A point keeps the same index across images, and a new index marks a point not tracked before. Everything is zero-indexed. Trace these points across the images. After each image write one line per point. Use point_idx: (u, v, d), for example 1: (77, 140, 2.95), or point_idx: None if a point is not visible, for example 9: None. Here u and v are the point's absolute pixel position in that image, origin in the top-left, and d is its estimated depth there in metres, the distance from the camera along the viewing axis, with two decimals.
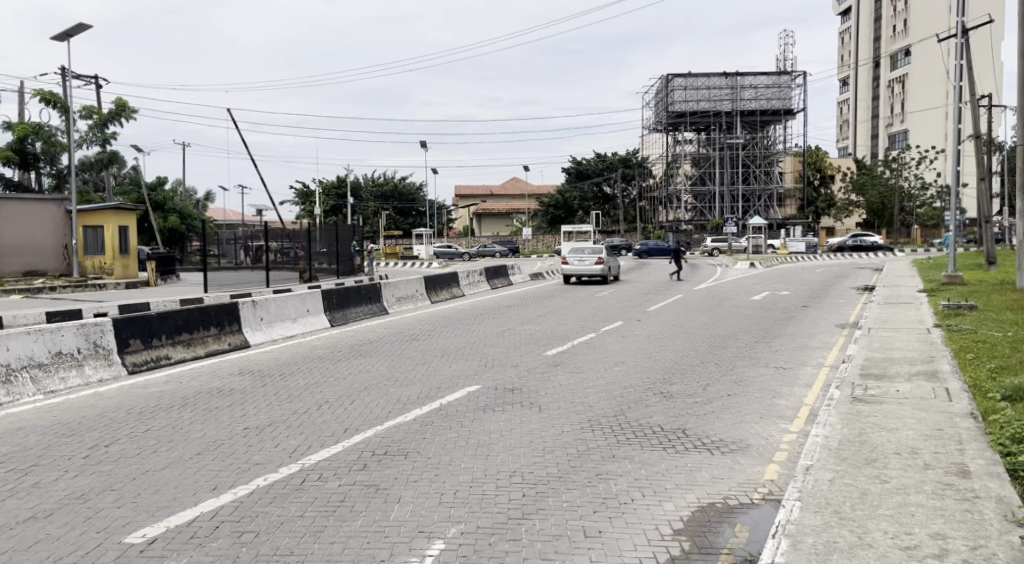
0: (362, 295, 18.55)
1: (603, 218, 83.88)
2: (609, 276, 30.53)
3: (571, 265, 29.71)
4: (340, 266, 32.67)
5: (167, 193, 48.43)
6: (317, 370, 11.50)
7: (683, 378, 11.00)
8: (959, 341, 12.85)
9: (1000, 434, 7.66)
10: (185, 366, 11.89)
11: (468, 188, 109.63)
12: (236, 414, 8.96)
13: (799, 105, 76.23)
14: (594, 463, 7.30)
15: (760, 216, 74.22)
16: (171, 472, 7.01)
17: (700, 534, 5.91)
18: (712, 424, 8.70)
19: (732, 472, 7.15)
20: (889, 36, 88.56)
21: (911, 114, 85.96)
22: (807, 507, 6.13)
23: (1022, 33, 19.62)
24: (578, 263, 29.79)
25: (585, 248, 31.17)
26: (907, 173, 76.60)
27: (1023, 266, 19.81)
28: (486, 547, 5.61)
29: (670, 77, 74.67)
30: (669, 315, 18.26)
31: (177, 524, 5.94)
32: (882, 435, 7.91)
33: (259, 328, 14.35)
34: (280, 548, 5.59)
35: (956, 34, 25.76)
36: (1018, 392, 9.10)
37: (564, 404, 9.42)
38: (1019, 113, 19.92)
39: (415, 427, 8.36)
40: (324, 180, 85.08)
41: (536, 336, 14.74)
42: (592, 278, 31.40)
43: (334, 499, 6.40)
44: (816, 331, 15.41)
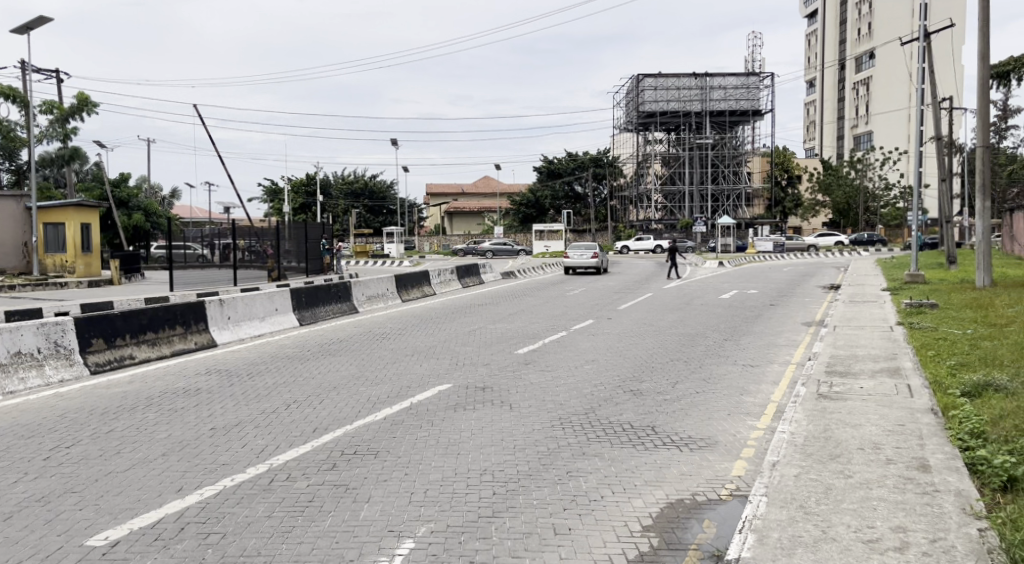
0: (331, 294, 18.48)
1: (574, 217, 84.23)
2: (602, 269, 35.43)
3: (572, 258, 35.22)
4: (309, 265, 32.54)
5: (131, 190, 47.76)
6: (286, 369, 11.47)
7: (652, 376, 11.13)
8: (921, 338, 13.07)
9: (959, 429, 7.87)
10: (149, 366, 11.81)
11: (439, 186, 109.24)
12: (203, 413, 8.95)
13: (767, 106, 76.90)
14: (564, 461, 7.38)
15: (729, 216, 74.76)
16: (135, 472, 7.02)
17: (669, 531, 6.01)
18: (681, 421, 8.82)
19: (700, 469, 7.28)
20: (854, 39, 89.82)
21: (876, 116, 87.15)
22: (772, 503, 6.26)
23: (982, 38, 20.02)
24: (577, 257, 35.28)
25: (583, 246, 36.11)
26: (872, 173, 77.77)
27: (982, 265, 20.11)
28: (456, 547, 5.66)
29: (641, 77, 75.23)
30: (640, 314, 18.38)
31: (141, 526, 5.94)
32: (846, 430, 8.07)
33: (226, 327, 14.29)
34: (246, 549, 5.61)
35: (919, 38, 26.12)
36: (977, 388, 9.32)
37: (536, 403, 9.49)
38: (978, 117, 20.30)
39: (386, 426, 8.41)
40: (293, 177, 84.63)
41: (507, 335, 14.80)
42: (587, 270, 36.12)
43: (302, 499, 6.43)
44: (782, 330, 15.58)
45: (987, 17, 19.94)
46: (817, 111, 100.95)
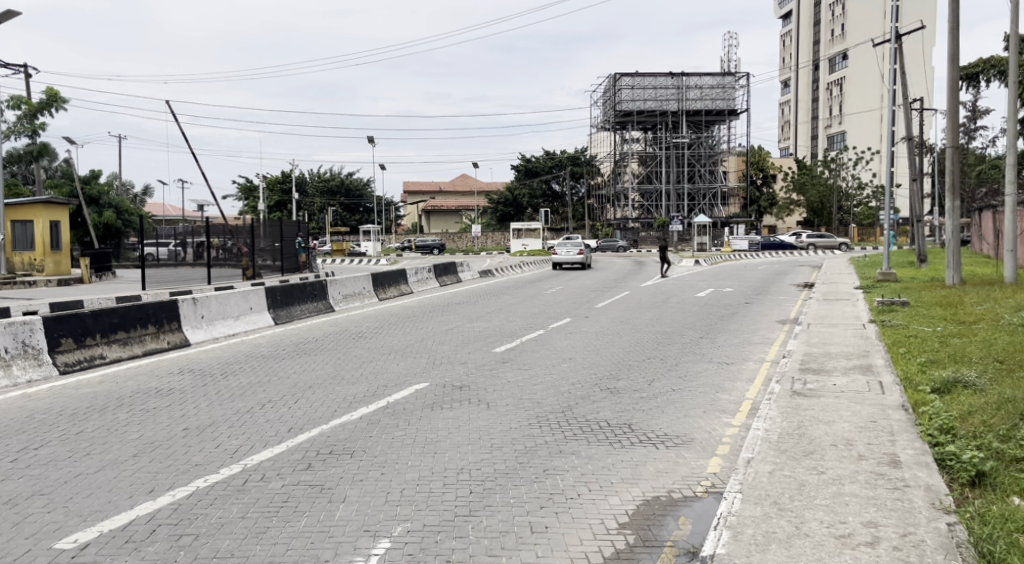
0: (307, 293, 18.45)
1: (552, 215, 84.47)
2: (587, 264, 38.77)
3: (560, 253, 38.69)
4: (285, 263, 32.45)
5: (102, 187, 47.35)
6: (262, 369, 11.43)
7: (628, 373, 11.21)
8: (892, 336, 13.25)
9: (929, 425, 7.98)
10: (121, 366, 11.73)
11: (416, 184, 109.14)
12: (178, 413, 8.93)
13: (742, 105, 77.42)
14: (541, 459, 7.43)
15: (705, 215, 75.23)
16: (105, 474, 6.97)
17: (645, 527, 6.07)
18: (658, 419, 8.91)
19: (675, 465, 7.35)
20: (828, 40, 90.53)
21: (849, 116, 88.04)
22: (746, 499, 6.34)
23: (952, 40, 20.27)
24: (565, 253, 38.77)
25: (570, 244, 39.53)
26: (845, 173, 78.65)
27: (953, 263, 20.39)
28: (432, 546, 5.69)
29: (618, 76, 75.43)
30: (616, 312, 18.50)
31: (111, 529, 5.92)
32: (819, 427, 8.17)
33: (199, 326, 14.21)
34: (219, 551, 5.61)
35: (890, 38, 26.35)
36: (946, 385, 9.47)
37: (512, 401, 9.54)
38: (948, 118, 20.54)
39: (363, 425, 8.43)
40: (269, 175, 84.39)
41: (484, 333, 14.83)
42: (572, 267, 39.62)
43: (277, 499, 6.45)
44: (757, 327, 15.75)
45: (957, 19, 20.22)
46: (792, 110, 101.60)
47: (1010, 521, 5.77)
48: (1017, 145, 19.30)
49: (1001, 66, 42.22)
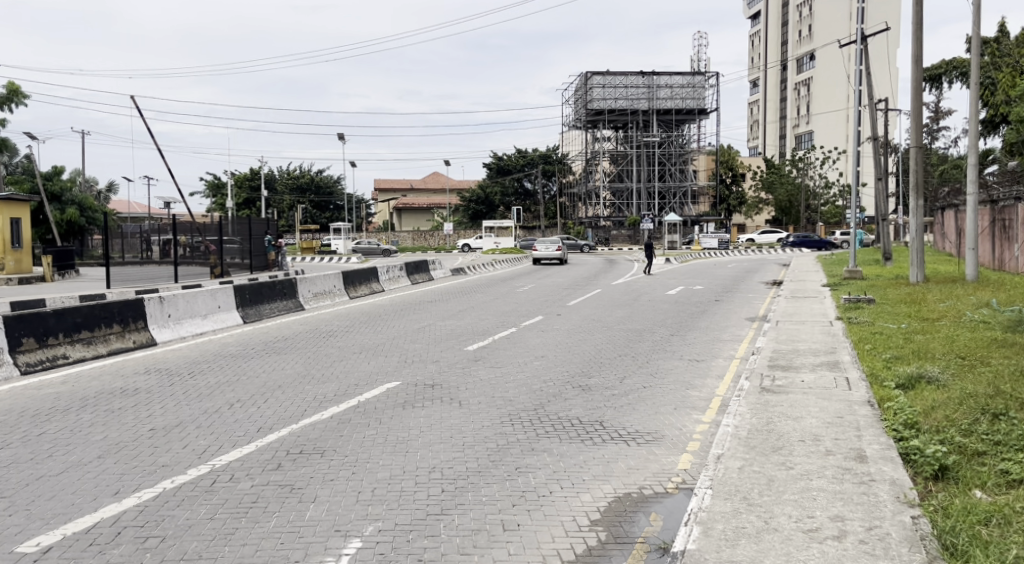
0: (277, 291, 18.38)
1: (524, 213, 84.63)
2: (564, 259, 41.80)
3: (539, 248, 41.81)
4: (253, 261, 32.19)
5: (65, 184, 46.75)
6: (229, 368, 11.36)
7: (601, 371, 11.30)
8: (858, 333, 13.45)
9: (894, 420, 8.13)
10: (83, 366, 11.61)
11: (388, 182, 108.84)
12: (145, 414, 8.86)
13: (712, 105, 77.97)
14: (513, 457, 7.47)
15: (676, 213, 75.70)
16: (68, 477, 6.91)
17: (616, 524, 6.14)
18: (628, 416, 8.97)
19: (646, 462, 7.43)
20: (796, 40, 91.32)
21: (816, 116, 89.04)
22: (717, 495, 6.42)
23: (916, 42, 20.55)
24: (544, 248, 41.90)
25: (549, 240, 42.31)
26: (813, 172, 79.62)
27: (917, 262, 20.70)
28: (404, 545, 5.72)
29: (590, 75, 75.70)
30: (589, 310, 18.61)
31: (74, 532, 5.88)
32: (788, 423, 8.29)
33: (166, 325, 14.10)
34: (187, 553, 5.59)
35: (856, 40, 26.58)
36: (911, 381, 9.64)
37: (484, 399, 9.59)
38: (913, 119, 20.81)
39: (334, 424, 8.43)
40: (237, 172, 83.92)
41: (456, 332, 14.86)
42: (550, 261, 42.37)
43: (247, 499, 6.44)
44: (727, 325, 15.92)
45: (921, 22, 20.52)
46: (761, 110, 102.44)
47: (972, 513, 5.92)
48: (979, 146, 19.60)
49: (964, 67, 42.94)
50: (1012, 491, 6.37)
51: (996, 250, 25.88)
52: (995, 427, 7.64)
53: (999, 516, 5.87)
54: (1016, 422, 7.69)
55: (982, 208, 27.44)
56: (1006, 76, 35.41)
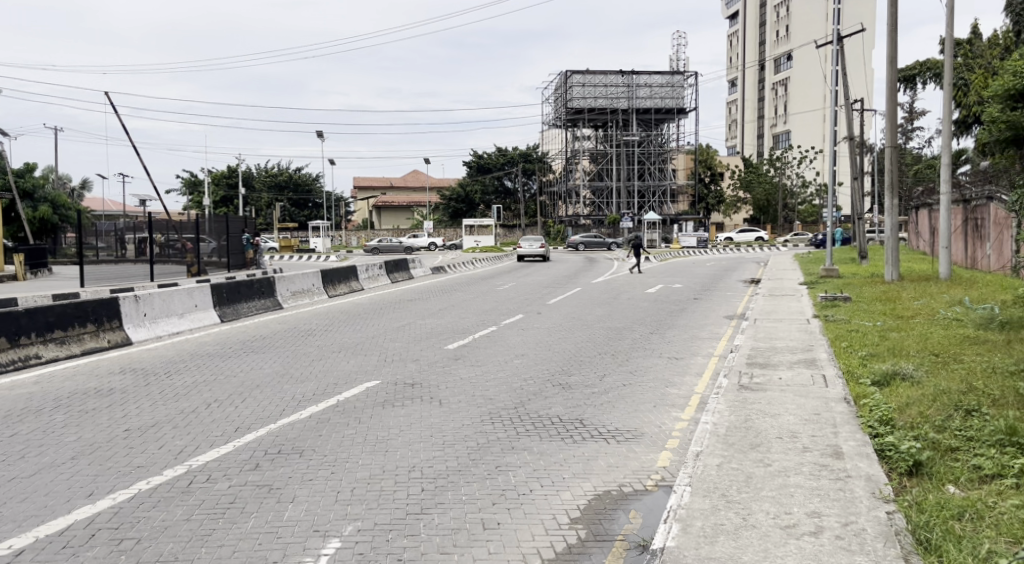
0: (255, 289, 18.30)
1: (504, 212, 84.78)
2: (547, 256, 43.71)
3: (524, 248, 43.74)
4: (231, 260, 32.11)
5: (38, 181, 46.31)
6: (206, 368, 11.33)
7: (580, 369, 11.37)
8: (835, 330, 13.60)
9: (870, 417, 8.22)
10: (56, 366, 11.51)
11: (368, 180, 108.57)
12: (120, 414, 8.82)
13: (691, 105, 78.31)
14: (493, 456, 7.51)
15: (656, 212, 76.06)
16: (40, 479, 6.86)
17: (596, 522, 6.18)
18: (608, 414, 9.03)
19: (626, 460, 7.48)
20: (773, 40, 91.77)
21: (793, 115, 89.56)
22: (695, 492, 6.48)
23: (890, 44, 20.75)
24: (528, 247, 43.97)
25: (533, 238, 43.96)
26: (790, 171, 80.31)
27: (892, 260, 20.94)
28: (383, 545, 5.73)
29: (570, 73, 75.79)
30: (569, 308, 18.69)
31: (47, 534, 5.85)
32: (765, 420, 8.37)
33: (142, 325, 14.04)
34: (162, 554, 5.58)
35: (832, 40, 26.71)
36: (885, 378, 9.78)
37: (465, 397, 9.61)
38: (888, 120, 20.99)
39: (312, 424, 8.42)
40: (214, 170, 83.40)
41: (436, 330, 14.89)
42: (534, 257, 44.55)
43: (224, 500, 6.43)
44: (705, 323, 16.04)
45: (896, 23, 20.70)
46: (739, 109, 102.90)
47: (946, 508, 6.02)
48: (952, 147, 19.81)
49: (937, 69, 43.47)
50: (984, 486, 6.48)
51: (969, 248, 26.19)
52: (967, 423, 7.77)
53: (972, 511, 5.97)
54: (988, 417, 7.82)
55: (955, 206, 27.77)
56: (979, 77, 35.88)
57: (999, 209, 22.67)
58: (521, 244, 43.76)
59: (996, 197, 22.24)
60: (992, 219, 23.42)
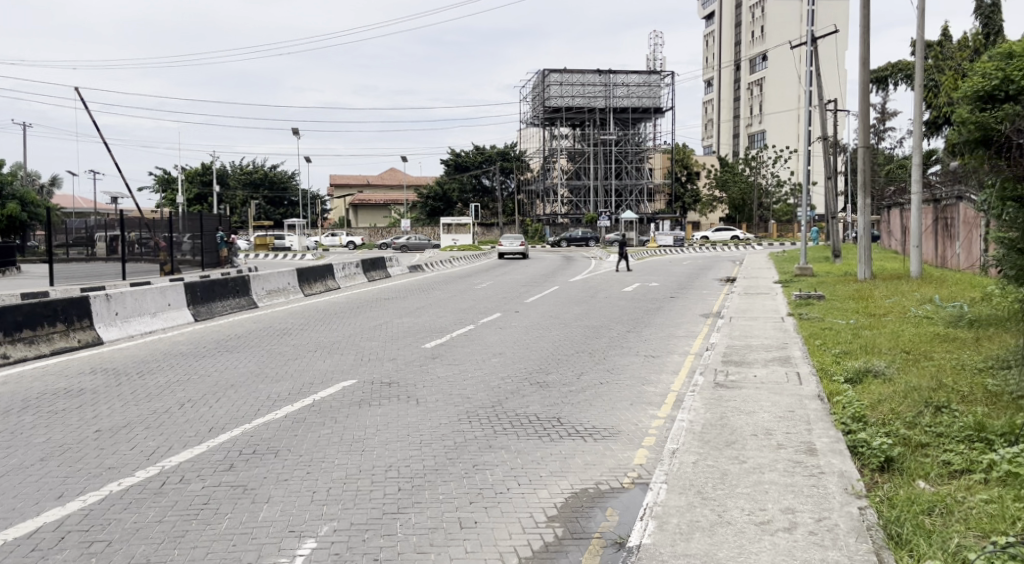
0: (230, 288, 18.21)
1: (481, 210, 84.93)
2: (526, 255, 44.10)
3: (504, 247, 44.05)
4: (205, 258, 31.90)
5: (6, 177, 45.64)
6: (179, 368, 11.29)
7: (558, 367, 11.43)
8: (809, 328, 13.72)
9: (843, 414, 8.32)
10: (25, 366, 11.40)
11: (344, 178, 108.22)
12: (90, 414, 8.77)
13: (668, 104, 78.72)
14: (471, 454, 7.53)
15: (632, 211, 76.36)
16: (8, 481, 6.81)
17: (573, 520, 6.22)
18: (585, 412, 9.09)
19: (604, 458, 7.53)
20: (748, 41, 92.31)
21: (768, 115, 90.14)
22: (672, 490, 6.53)
23: (863, 45, 20.97)
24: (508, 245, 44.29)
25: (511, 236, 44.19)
26: (764, 170, 80.90)
27: (864, 259, 21.17)
28: (360, 544, 5.74)
29: (547, 72, 75.83)
30: (546, 306, 18.78)
31: (16, 537, 5.82)
32: (740, 417, 8.44)
33: (113, 324, 13.94)
34: (134, 556, 5.55)
35: (806, 41, 26.92)
36: (857, 375, 9.90)
37: (442, 396, 9.63)
38: (860, 119, 21.19)
39: (287, 424, 8.40)
40: (187, 167, 82.74)
41: (414, 329, 14.90)
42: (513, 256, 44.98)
43: (197, 501, 6.41)
44: (681, 321, 16.17)
45: (868, 25, 20.95)
46: (715, 109, 103.45)
47: (915, 503, 6.12)
48: (923, 147, 20.02)
49: (908, 70, 43.98)
50: (952, 481, 6.59)
51: (939, 247, 26.55)
52: (938, 419, 7.88)
53: (942, 506, 6.07)
54: (956, 414, 7.96)
55: (925, 206, 28.06)
56: (948, 79, 36.42)
57: (968, 208, 23.00)
58: (502, 242, 43.98)
59: (965, 197, 22.53)
60: (961, 218, 23.76)
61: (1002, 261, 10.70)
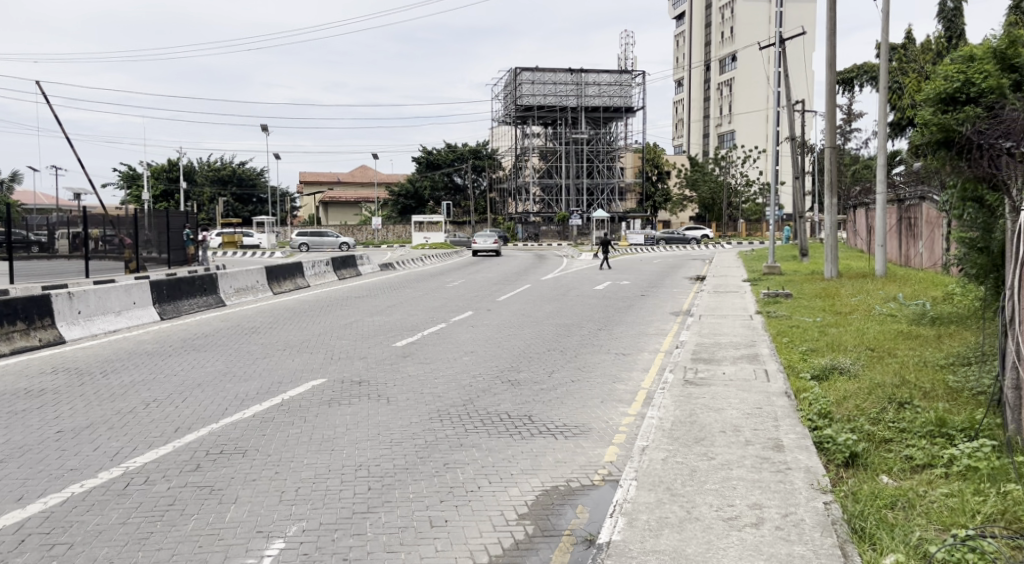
0: (196, 286, 18.07)
1: (453, 208, 84.87)
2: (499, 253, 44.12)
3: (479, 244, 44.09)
4: (172, 256, 31.68)
5: None
6: (144, 367, 11.19)
7: (529, 365, 11.47)
8: (777, 326, 13.94)
9: (809, 410, 8.44)
10: None
11: (315, 175, 107.64)
12: (53, 414, 8.71)
13: (639, 104, 79.04)
14: (441, 453, 7.56)
15: (604, 210, 76.82)
16: None
17: (543, 518, 6.28)
18: (557, 409, 9.17)
19: (574, 455, 7.59)
20: (718, 42, 92.94)
21: (738, 115, 90.82)
22: (641, 486, 6.61)
23: (830, 46, 21.23)
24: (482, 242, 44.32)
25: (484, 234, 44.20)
26: (735, 170, 81.57)
27: (831, 258, 21.40)
28: (328, 544, 5.75)
29: (519, 70, 75.68)
30: (518, 304, 18.85)
31: None
32: (709, 414, 8.56)
33: (76, 322, 13.80)
34: (97, 558, 5.53)
35: (775, 42, 27.16)
36: (823, 372, 10.05)
37: (413, 395, 9.62)
38: (827, 119, 21.42)
39: (254, 424, 8.36)
40: (153, 163, 81.90)
41: (385, 328, 14.88)
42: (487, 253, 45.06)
43: (162, 503, 6.38)
44: (652, 319, 16.30)
45: (835, 28, 21.20)
46: (685, 109, 104.07)
47: (879, 498, 6.24)
48: (888, 148, 20.27)
49: (874, 72, 44.60)
50: (915, 476, 6.72)
51: (903, 247, 26.92)
52: (901, 414, 8.04)
53: (905, 499, 6.19)
54: (919, 409, 8.11)
55: (889, 206, 28.42)
56: (912, 82, 36.97)
57: (931, 208, 23.38)
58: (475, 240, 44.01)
59: (928, 197, 22.87)
60: (924, 218, 24.15)
61: (962, 260, 10.91)
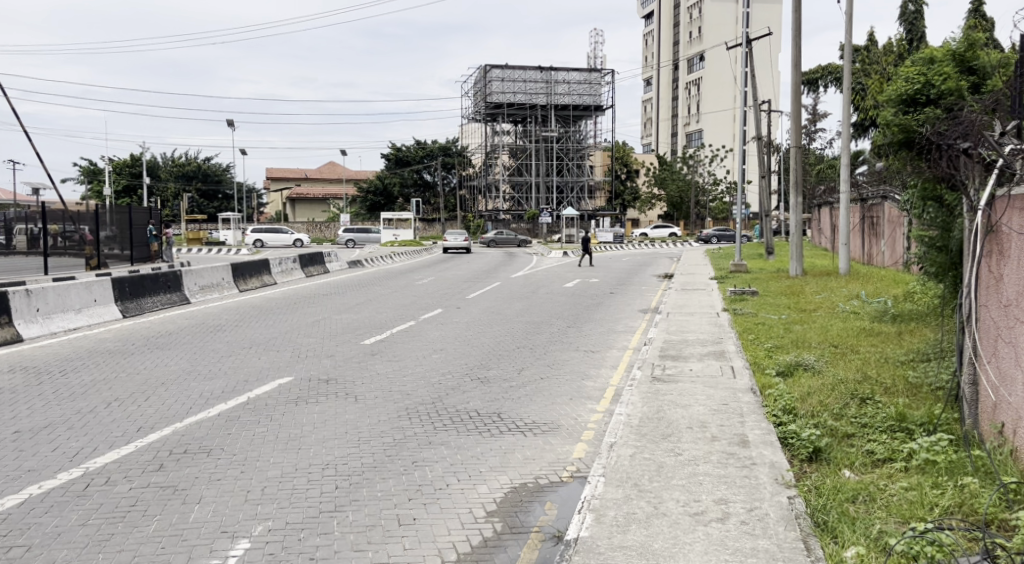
0: (159, 283, 17.90)
1: (422, 205, 84.62)
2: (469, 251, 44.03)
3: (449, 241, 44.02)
4: (134, 252, 31.26)
5: None
6: (106, 365, 11.07)
7: (498, 363, 11.47)
8: (742, 323, 14.06)
9: (774, 406, 8.56)
10: None
11: (282, 172, 106.83)
12: (11, 414, 8.61)
13: (608, 102, 79.36)
14: (410, 451, 7.56)
15: (573, 208, 77.05)
16: None
17: (512, 515, 6.32)
18: (525, 407, 9.19)
19: (543, 453, 7.64)
20: (686, 41, 93.44)
21: (705, 115, 91.43)
22: (608, 482, 6.68)
23: (795, 46, 21.43)
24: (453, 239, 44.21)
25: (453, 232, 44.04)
26: (701, 169, 82.10)
27: (796, 256, 21.60)
28: (295, 544, 5.74)
29: (489, 67, 75.50)
30: (487, 302, 18.88)
31: None
32: (676, 411, 8.65)
33: (34, 321, 13.63)
34: (58, 560, 5.50)
35: (742, 43, 27.37)
36: (789, 368, 10.19)
37: (381, 393, 9.62)
38: (793, 118, 21.61)
39: (218, 424, 8.31)
40: (116, 158, 80.93)
41: (353, 325, 14.81)
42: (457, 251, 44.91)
43: (126, 503, 6.34)
44: (620, 316, 16.39)
45: (800, 28, 21.43)
46: (653, 108, 104.57)
47: (841, 492, 6.34)
48: (851, 147, 20.49)
49: (838, 73, 45.16)
50: (876, 470, 6.85)
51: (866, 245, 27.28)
52: (863, 410, 8.20)
53: (864, 494, 6.31)
54: (880, 405, 8.27)
55: (853, 205, 28.80)
56: (876, 83, 37.43)
57: (893, 208, 23.71)
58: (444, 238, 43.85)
59: (889, 196, 23.19)
60: (886, 217, 24.52)
61: (921, 257, 11.09)
